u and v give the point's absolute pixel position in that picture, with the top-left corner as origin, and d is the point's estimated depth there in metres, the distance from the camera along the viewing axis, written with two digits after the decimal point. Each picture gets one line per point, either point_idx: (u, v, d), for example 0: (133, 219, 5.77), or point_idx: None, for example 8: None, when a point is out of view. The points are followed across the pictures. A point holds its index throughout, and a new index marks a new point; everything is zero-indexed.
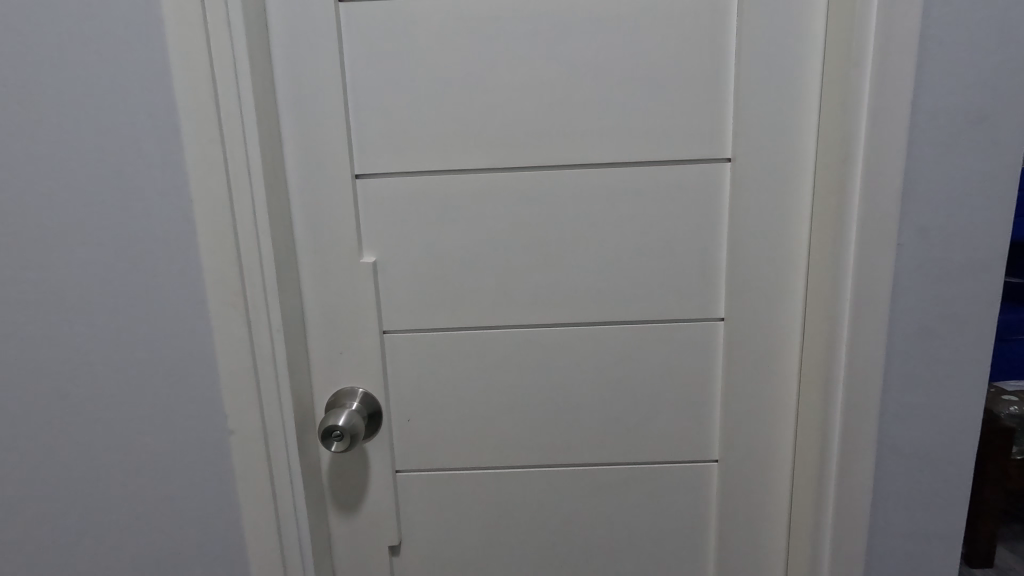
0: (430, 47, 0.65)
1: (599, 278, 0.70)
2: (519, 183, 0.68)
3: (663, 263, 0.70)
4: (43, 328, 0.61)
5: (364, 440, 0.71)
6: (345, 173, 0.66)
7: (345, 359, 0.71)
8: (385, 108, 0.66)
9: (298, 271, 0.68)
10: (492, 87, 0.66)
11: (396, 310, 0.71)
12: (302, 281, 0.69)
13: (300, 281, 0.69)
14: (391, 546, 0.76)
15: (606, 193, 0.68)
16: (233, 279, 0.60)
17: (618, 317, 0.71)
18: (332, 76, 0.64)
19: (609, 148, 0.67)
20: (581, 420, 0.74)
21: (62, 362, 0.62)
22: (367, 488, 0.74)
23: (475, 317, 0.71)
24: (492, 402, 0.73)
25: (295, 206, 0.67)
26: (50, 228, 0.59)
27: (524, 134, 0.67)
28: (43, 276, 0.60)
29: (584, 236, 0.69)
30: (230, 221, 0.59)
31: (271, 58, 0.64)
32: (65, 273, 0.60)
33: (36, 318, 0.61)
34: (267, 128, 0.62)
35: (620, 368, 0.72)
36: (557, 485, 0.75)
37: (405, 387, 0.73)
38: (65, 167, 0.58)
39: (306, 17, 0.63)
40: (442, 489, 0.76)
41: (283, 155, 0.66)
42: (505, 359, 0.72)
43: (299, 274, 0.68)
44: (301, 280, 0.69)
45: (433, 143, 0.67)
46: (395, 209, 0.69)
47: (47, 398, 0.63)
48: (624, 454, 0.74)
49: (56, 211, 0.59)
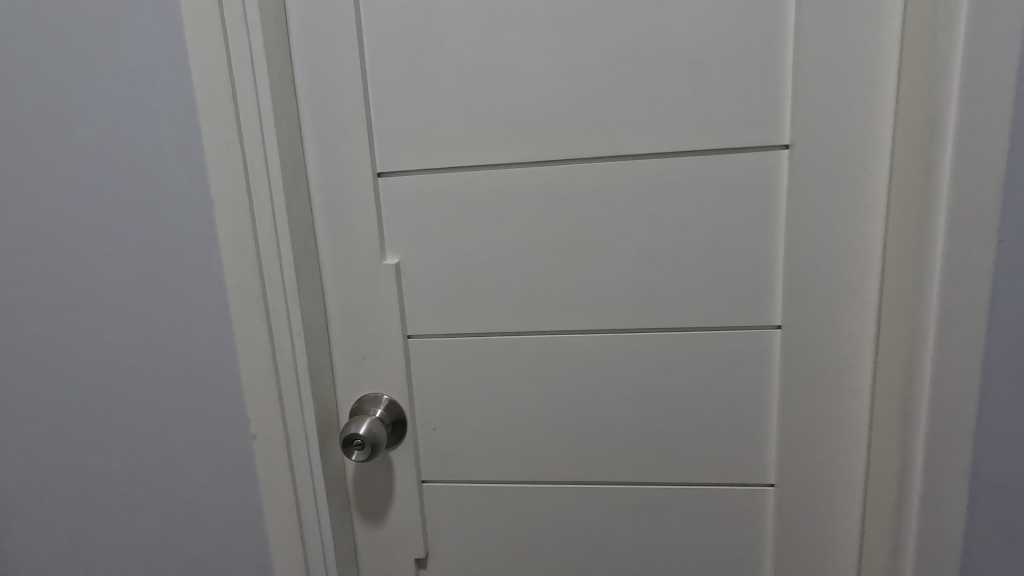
0: (453, 35, 0.61)
1: (637, 281, 0.64)
2: (548, 179, 0.63)
3: (709, 264, 0.62)
4: (79, 331, 0.62)
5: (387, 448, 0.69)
6: (368, 173, 0.64)
7: (369, 365, 0.69)
8: (407, 104, 0.63)
9: (320, 273, 0.66)
10: (519, 77, 0.61)
11: (420, 315, 0.68)
12: (324, 284, 0.67)
13: (323, 285, 0.67)
14: (417, 560, 0.74)
15: (645, 188, 0.62)
16: (253, 284, 0.59)
17: (659, 324, 0.64)
18: (352, 71, 0.62)
19: (648, 139, 0.60)
20: (618, 436, 0.68)
21: (94, 362, 0.63)
22: (391, 499, 0.72)
23: (502, 323, 0.67)
24: (520, 413, 0.69)
25: (317, 207, 0.65)
26: (81, 231, 0.60)
27: (554, 125, 0.61)
28: (76, 278, 0.61)
29: (621, 236, 0.63)
30: (250, 224, 0.58)
31: (292, 56, 0.62)
32: (95, 275, 0.61)
33: (70, 319, 0.62)
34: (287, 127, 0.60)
35: (661, 381, 0.66)
36: (589, 503, 0.70)
37: (429, 396, 0.70)
38: (93, 170, 0.58)
39: (325, 11, 0.61)
40: (468, 504, 0.72)
41: (306, 155, 0.64)
42: (532, 367, 0.67)
43: (321, 277, 0.67)
44: (323, 283, 0.67)
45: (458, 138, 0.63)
46: (418, 208, 0.65)
47: (82, 396, 0.64)
48: (663, 474, 0.68)
49: (85, 215, 0.60)
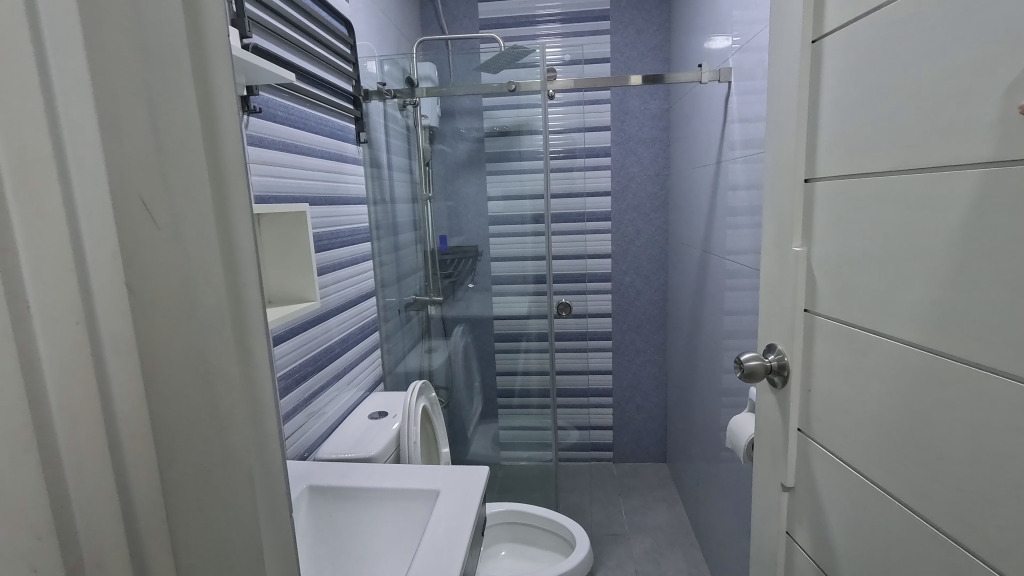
0: (895, 19, 0.57)
1: (958, 319, 0.50)
2: (915, 190, 0.55)
3: (994, 303, 0.46)
4: None
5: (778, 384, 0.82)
6: (800, 156, 0.75)
7: (801, 324, 0.78)
8: (845, 73, 0.66)
9: (258, 416, 0.27)
10: (898, 44, 0.57)
11: (821, 299, 0.73)
12: (274, 433, 0.29)
13: (262, 442, 0.27)
14: (788, 536, 0.84)
15: (973, 220, 0.48)
16: (36, 506, 0.19)
17: (979, 382, 0.48)
18: (791, 98, 0.76)
19: (971, 152, 0.48)
20: (935, 517, 0.54)
21: None
22: (766, 478, 0.89)
23: (875, 322, 0.62)
24: (869, 410, 0.64)
25: (772, 190, 0.83)
26: None
27: (921, 133, 0.54)
28: None
29: (938, 248, 0.52)
30: (29, 330, 0.19)
31: (777, 80, 0.81)
32: None
33: None
34: (116, 38, 0.21)
35: (1008, 481, 0.46)
36: (884, 526, 0.62)
37: (812, 396, 0.76)
38: None
39: (783, 54, 0.79)
40: (830, 536, 0.72)
41: (219, 121, 0.24)
42: (885, 371, 0.61)
43: (265, 422, 0.28)
44: (275, 427, 0.29)
45: (834, 128, 0.69)
46: (838, 197, 0.68)
47: None
48: (934, 514, 0.54)
49: None
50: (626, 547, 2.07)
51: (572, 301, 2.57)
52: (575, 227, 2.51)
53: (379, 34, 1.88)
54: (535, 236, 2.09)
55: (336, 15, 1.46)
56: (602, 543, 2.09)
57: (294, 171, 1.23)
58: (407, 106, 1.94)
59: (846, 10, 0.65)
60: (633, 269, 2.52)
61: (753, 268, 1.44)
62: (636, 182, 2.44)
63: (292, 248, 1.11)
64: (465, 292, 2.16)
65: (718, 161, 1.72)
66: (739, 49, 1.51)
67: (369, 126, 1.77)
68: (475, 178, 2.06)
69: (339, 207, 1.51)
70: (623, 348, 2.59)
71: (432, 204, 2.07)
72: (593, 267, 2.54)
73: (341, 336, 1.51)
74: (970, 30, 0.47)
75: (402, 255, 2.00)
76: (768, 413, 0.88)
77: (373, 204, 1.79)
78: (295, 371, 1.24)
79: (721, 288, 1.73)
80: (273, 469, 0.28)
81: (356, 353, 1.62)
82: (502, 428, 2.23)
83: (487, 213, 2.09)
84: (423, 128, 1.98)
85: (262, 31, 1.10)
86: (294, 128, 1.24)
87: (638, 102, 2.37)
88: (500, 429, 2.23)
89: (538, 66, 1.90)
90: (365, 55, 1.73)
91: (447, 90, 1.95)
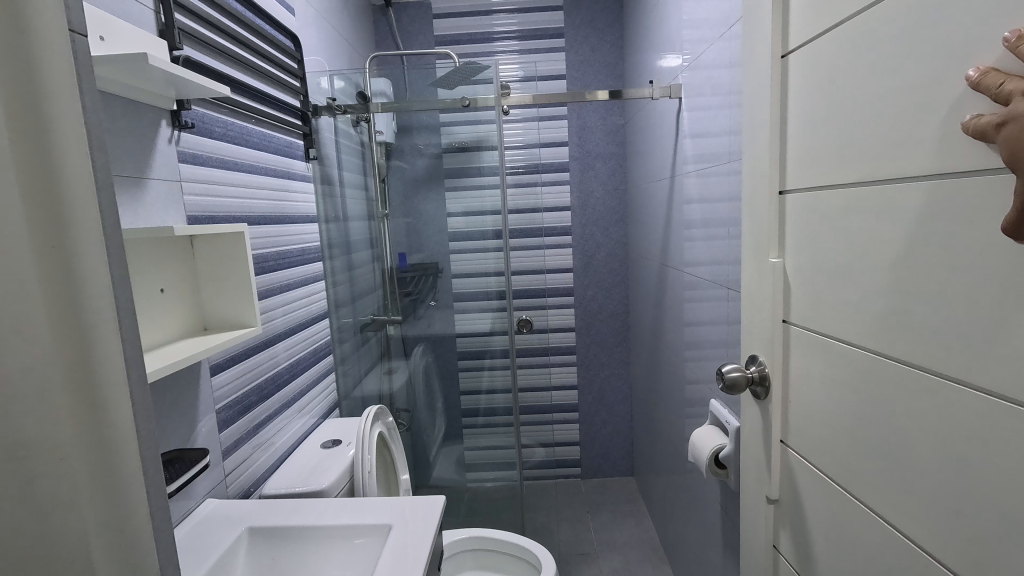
0: (854, 35, 0.57)
1: (920, 333, 0.50)
2: (878, 201, 0.55)
3: (955, 315, 0.46)
4: None
5: (761, 395, 0.81)
6: (774, 169, 0.75)
7: (778, 337, 0.77)
8: (810, 85, 0.66)
9: (110, 482, 0.23)
10: (857, 58, 0.56)
11: (799, 309, 0.72)
12: (138, 495, 0.24)
13: (116, 508, 0.23)
14: (775, 548, 0.82)
15: (933, 230, 0.48)
16: None
17: (946, 396, 0.47)
18: (763, 112, 0.76)
19: (924, 164, 0.48)
20: (905, 528, 0.53)
21: None
22: (751, 489, 0.87)
23: (845, 332, 0.61)
24: (842, 420, 0.63)
25: (750, 202, 0.83)
26: None
27: (881, 147, 0.54)
28: None
29: (899, 258, 0.52)
30: None
31: (750, 94, 0.81)
32: None
33: None
34: None
35: (976, 495, 0.44)
36: (859, 536, 0.61)
37: (792, 407, 0.75)
38: None
39: (754, 68, 0.79)
40: (814, 547, 0.70)
41: (49, 144, 0.21)
42: (858, 382, 0.60)
43: (124, 484, 0.23)
44: (141, 492, 0.25)
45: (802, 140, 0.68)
46: (808, 209, 0.68)
47: None
48: (901, 521, 0.53)
49: None
50: (594, 566, 2.03)
51: (534, 317, 2.55)
52: (535, 242, 2.49)
53: (329, 48, 1.84)
54: (496, 252, 2.04)
55: (281, 28, 1.40)
56: (570, 563, 2.04)
57: (235, 188, 1.16)
58: (361, 122, 1.89)
59: (809, 24, 0.65)
60: (594, 283, 2.52)
61: (709, 281, 1.45)
62: (595, 197, 2.45)
63: (228, 272, 1.03)
64: (426, 310, 2.10)
65: (674, 176, 1.74)
66: (689, 67, 1.53)
67: (320, 141, 1.72)
68: (434, 194, 2.01)
69: (286, 226, 1.44)
70: (587, 363, 2.57)
71: (390, 221, 2.01)
72: (554, 282, 2.53)
73: (291, 361, 1.43)
74: (922, 46, 0.47)
75: (357, 274, 1.94)
76: (751, 424, 0.86)
77: (325, 222, 1.73)
78: (239, 401, 1.16)
79: (680, 301, 1.74)
80: (130, 541, 0.24)
81: (309, 378, 1.54)
82: (467, 449, 2.17)
83: (447, 229, 2.04)
84: (379, 143, 1.93)
85: (195, 43, 1.04)
86: (235, 145, 1.18)
87: (596, 118, 2.39)
88: (464, 450, 2.17)
89: (493, 82, 1.88)
90: (313, 70, 1.69)
91: (405, 106, 1.91)
